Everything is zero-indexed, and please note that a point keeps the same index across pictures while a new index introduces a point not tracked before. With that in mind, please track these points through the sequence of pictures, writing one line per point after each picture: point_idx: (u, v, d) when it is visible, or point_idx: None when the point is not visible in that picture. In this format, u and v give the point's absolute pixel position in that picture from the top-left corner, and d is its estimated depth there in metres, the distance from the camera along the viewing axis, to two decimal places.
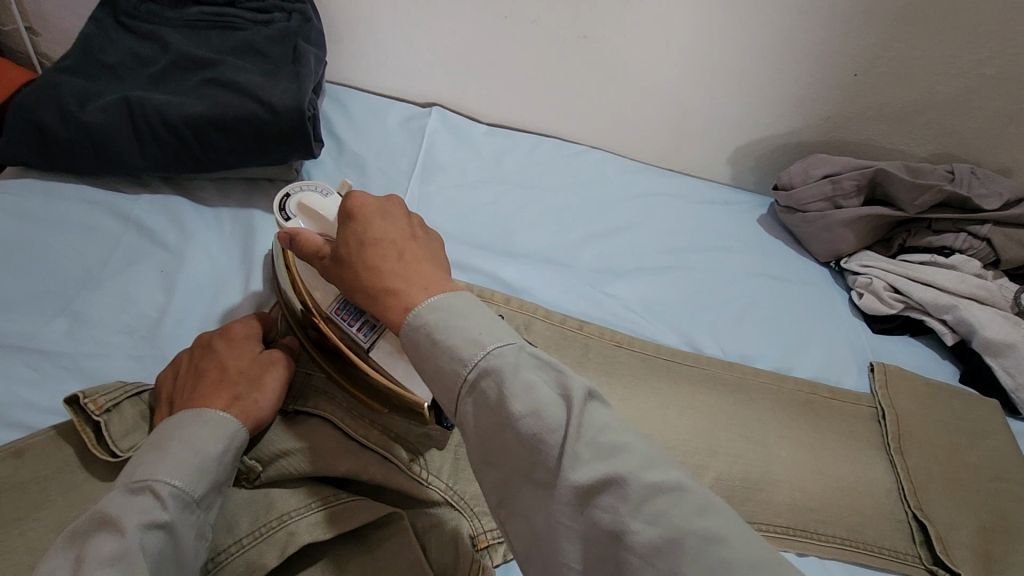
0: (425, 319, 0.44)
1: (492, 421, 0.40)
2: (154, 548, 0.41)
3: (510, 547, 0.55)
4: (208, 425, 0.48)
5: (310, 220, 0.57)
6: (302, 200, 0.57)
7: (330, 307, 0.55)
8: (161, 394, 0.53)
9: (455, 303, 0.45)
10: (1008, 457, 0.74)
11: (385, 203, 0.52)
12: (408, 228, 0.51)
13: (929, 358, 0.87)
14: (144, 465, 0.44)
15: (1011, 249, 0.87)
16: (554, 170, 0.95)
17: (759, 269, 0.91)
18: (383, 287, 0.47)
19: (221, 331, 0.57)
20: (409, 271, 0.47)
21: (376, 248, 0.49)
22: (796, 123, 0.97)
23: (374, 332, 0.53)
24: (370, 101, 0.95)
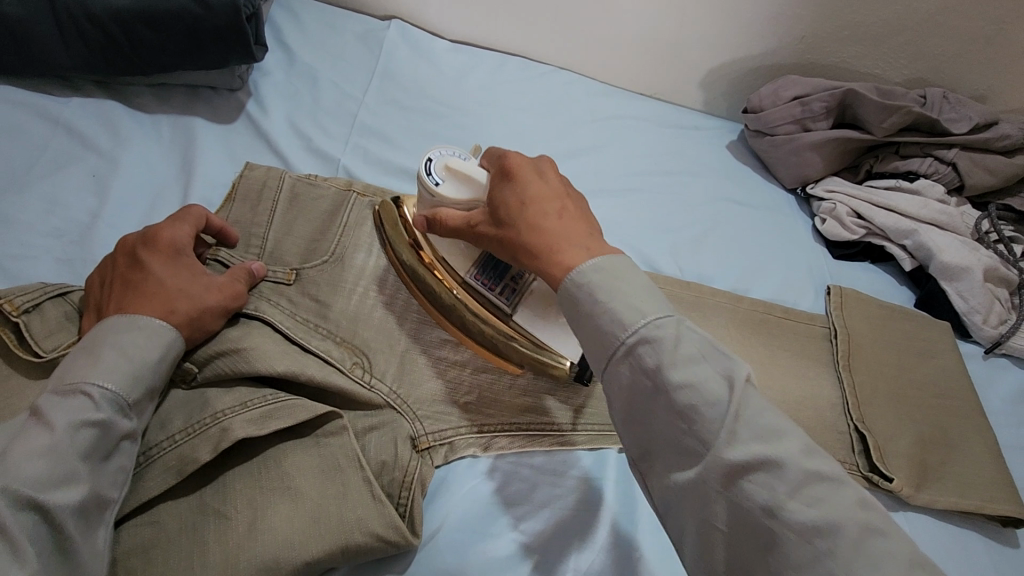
0: (589, 278, 0.44)
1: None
2: (88, 444, 0.41)
3: (451, 450, 0.55)
4: (141, 334, 0.46)
5: (456, 185, 0.54)
6: (448, 164, 0.55)
7: (467, 272, 0.56)
8: (90, 303, 0.51)
9: (619, 263, 0.45)
10: (952, 376, 0.75)
11: (523, 161, 0.52)
12: (563, 190, 0.51)
13: (887, 283, 0.88)
14: (74, 370, 0.44)
15: (976, 173, 0.87)
16: (518, 89, 0.92)
17: (723, 193, 0.90)
18: (541, 251, 0.47)
19: (144, 238, 0.52)
20: (562, 232, 0.48)
21: (537, 210, 0.49)
22: (771, 43, 0.93)
23: (516, 296, 0.55)
24: (325, 13, 0.90)
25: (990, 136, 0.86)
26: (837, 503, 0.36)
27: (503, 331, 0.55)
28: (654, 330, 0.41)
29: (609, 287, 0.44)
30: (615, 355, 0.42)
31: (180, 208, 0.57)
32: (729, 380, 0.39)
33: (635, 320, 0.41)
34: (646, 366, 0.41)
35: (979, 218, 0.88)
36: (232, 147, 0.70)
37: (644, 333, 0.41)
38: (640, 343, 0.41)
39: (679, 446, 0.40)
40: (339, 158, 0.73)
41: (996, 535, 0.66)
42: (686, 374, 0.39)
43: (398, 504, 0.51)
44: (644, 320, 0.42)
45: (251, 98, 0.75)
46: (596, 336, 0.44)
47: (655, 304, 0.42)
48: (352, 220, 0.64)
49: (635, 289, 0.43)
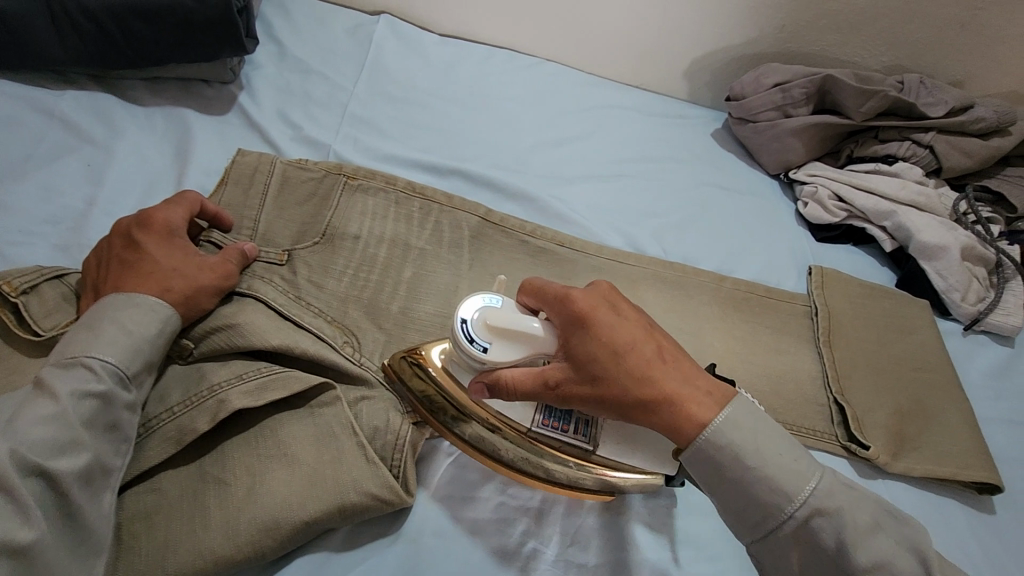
0: (729, 439, 0.44)
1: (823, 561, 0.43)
2: (90, 412, 0.43)
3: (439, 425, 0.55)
4: (139, 309, 0.49)
5: (503, 342, 0.49)
6: (489, 320, 0.50)
7: (534, 420, 0.51)
8: (88, 282, 0.53)
9: (745, 413, 0.45)
10: (930, 351, 0.77)
11: (596, 297, 0.48)
12: (643, 325, 0.49)
13: (868, 264, 0.90)
14: (75, 344, 0.46)
15: (952, 156, 0.90)
16: (505, 80, 0.94)
17: (707, 179, 0.92)
18: (658, 415, 0.45)
19: (139, 222, 0.55)
20: (677, 379, 0.46)
21: (635, 359, 0.46)
22: (752, 32, 0.96)
23: (593, 429, 0.51)
24: (315, 9, 0.92)
25: (965, 120, 0.89)
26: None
27: (522, 443, 0.52)
28: (824, 500, 0.42)
29: (744, 449, 0.44)
30: (780, 529, 0.43)
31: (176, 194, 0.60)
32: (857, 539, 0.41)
33: (802, 492, 0.42)
34: (820, 540, 0.42)
35: (957, 198, 0.90)
36: (225, 136, 0.72)
37: (814, 504, 0.42)
38: (812, 515, 0.42)
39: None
40: (329, 145, 0.75)
41: (973, 501, 0.68)
42: (873, 555, 0.41)
43: (391, 466, 0.52)
44: (802, 495, 0.42)
45: (242, 90, 0.77)
46: (744, 507, 0.44)
47: (797, 476, 0.43)
48: (344, 203, 0.67)
49: (766, 439, 0.44)
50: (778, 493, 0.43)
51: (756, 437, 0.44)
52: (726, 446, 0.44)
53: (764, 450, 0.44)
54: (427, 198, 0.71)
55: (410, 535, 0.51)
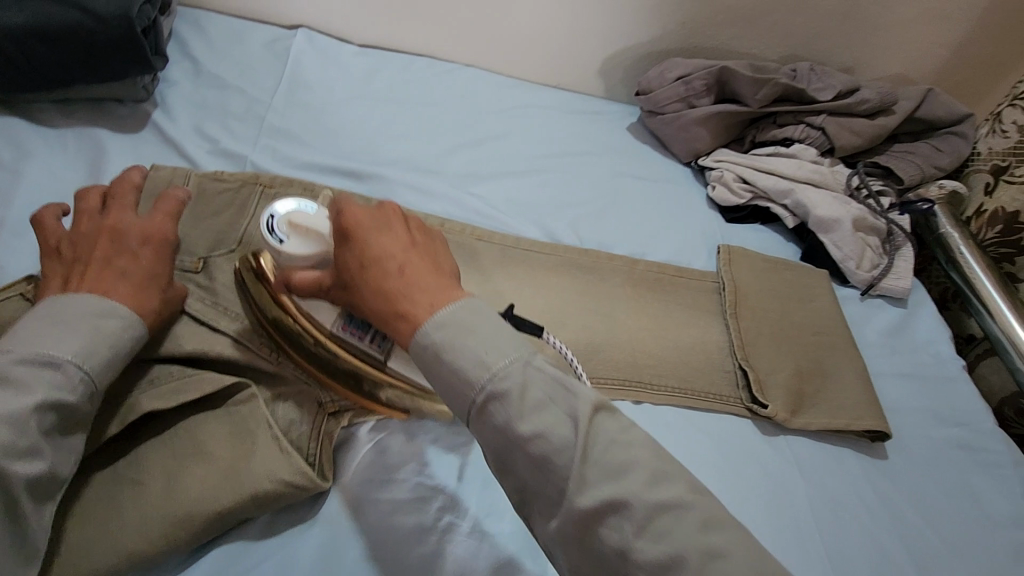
0: (433, 337, 0.44)
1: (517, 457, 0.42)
2: (51, 423, 0.44)
3: (356, 415, 0.58)
4: (123, 323, 0.50)
5: (299, 240, 0.54)
6: (291, 219, 0.54)
7: (334, 325, 0.55)
8: (55, 272, 0.53)
9: (462, 318, 0.45)
10: (828, 315, 0.84)
11: (362, 215, 0.50)
12: (408, 239, 0.50)
13: (775, 241, 0.96)
14: (51, 340, 0.46)
15: (843, 136, 0.97)
16: (424, 86, 0.97)
17: (622, 170, 0.98)
18: (396, 327, 0.47)
19: (134, 229, 0.56)
20: (405, 287, 0.47)
21: (379, 270, 0.48)
22: (655, 30, 1.01)
23: (388, 342, 0.54)
24: (230, 24, 0.93)
25: (852, 102, 0.97)
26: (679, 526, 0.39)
27: (396, 385, 0.56)
28: (500, 384, 0.42)
29: (456, 344, 0.44)
30: (472, 405, 0.43)
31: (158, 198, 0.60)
32: (574, 422, 0.42)
33: (480, 376, 0.42)
34: (495, 420, 0.42)
35: (850, 175, 0.98)
36: (140, 153, 0.73)
37: (491, 390, 0.42)
38: (490, 400, 0.42)
39: (541, 488, 0.42)
40: (246, 156, 0.77)
41: (866, 449, 0.74)
42: (535, 425, 0.41)
43: (309, 456, 0.55)
44: (498, 367, 0.43)
45: (157, 107, 0.78)
46: (449, 392, 0.44)
47: (500, 353, 0.43)
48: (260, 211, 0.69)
49: (481, 342, 0.44)
50: (466, 382, 0.43)
51: (485, 349, 0.43)
52: (433, 349, 0.44)
53: (476, 345, 0.44)
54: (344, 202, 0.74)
55: (328, 519, 0.53)
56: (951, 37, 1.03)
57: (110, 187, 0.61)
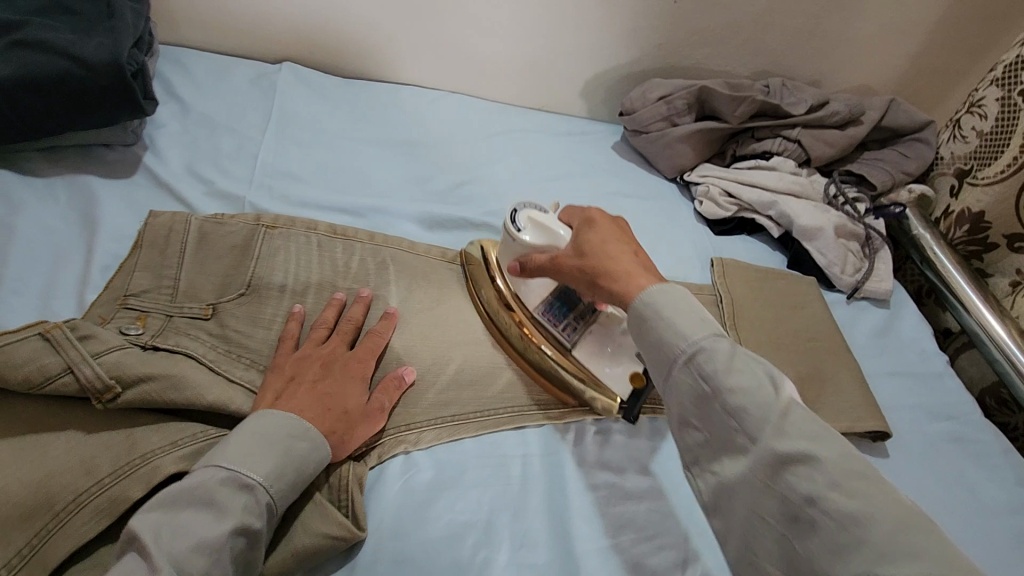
0: (654, 300, 0.53)
1: (695, 394, 0.49)
2: (237, 549, 0.46)
3: (382, 451, 0.60)
4: (309, 445, 0.53)
5: (536, 232, 0.67)
6: (531, 217, 0.67)
7: (537, 307, 0.70)
8: (273, 390, 0.57)
9: (674, 295, 0.53)
10: (821, 321, 0.87)
11: (596, 212, 0.64)
12: (633, 243, 0.62)
13: (762, 250, 1.00)
14: (251, 460, 0.50)
15: (817, 147, 1.01)
16: (411, 115, 0.98)
17: (613, 189, 1.00)
18: (608, 283, 0.58)
19: (344, 364, 0.61)
20: (633, 264, 0.58)
21: (614, 249, 0.60)
22: (635, 52, 1.05)
23: (575, 334, 0.69)
24: (214, 63, 0.92)
25: (823, 115, 1.01)
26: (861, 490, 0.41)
27: (529, 345, 0.69)
28: (707, 346, 0.49)
29: (668, 310, 0.52)
30: (677, 362, 0.50)
31: (361, 307, 0.67)
32: (773, 384, 0.47)
33: (689, 335, 0.50)
34: (704, 375, 0.48)
35: (827, 184, 1.02)
36: (134, 199, 0.72)
37: (695, 353, 0.49)
38: (698, 353, 0.49)
39: (723, 437, 0.47)
40: (243, 196, 0.76)
41: (868, 448, 0.78)
42: (735, 380, 0.47)
43: (339, 506, 0.55)
44: (696, 337, 0.50)
45: (147, 150, 0.77)
46: (656, 350, 0.52)
47: (698, 327, 0.51)
48: (264, 252, 0.68)
49: (687, 320, 0.51)
50: (675, 336, 0.51)
51: (682, 309, 0.52)
52: (648, 304, 0.53)
53: (687, 310, 0.52)
54: (349, 239, 0.75)
55: (365, 564, 0.53)
56: (908, 50, 1.09)
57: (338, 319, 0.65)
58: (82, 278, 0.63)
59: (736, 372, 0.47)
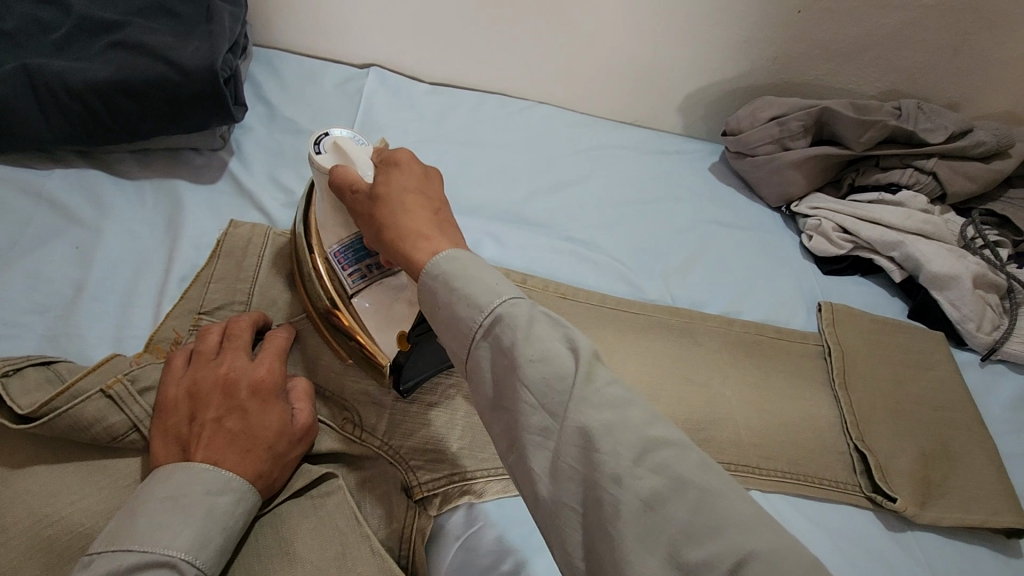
0: (442, 268, 0.45)
1: (502, 365, 0.42)
2: None
3: (443, 501, 0.55)
4: (234, 497, 0.45)
5: (338, 157, 0.54)
6: (339, 141, 0.54)
7: (330, 247, 0.55)
8: (174, 436, 0.47)
9: (461, 262, 0.45)
10: (950, 386, 0.75)
11: (406, 155, 0.51)
12: (433, 192, 0.51)
13: (878, 296, 0.88)
14: (165, 531, 0.41)
15: (956, 181, 0.88)
16: (496, 127, 0.93)
17: (710, 217, 0.91)
18: (394, 239, 0.48)
19: (250, 378, 0.50)
20: (417, 225, 0.48)
21: (392, 210, 0.48)
22: (744, 66, 0.95)
23: (364, 281, 0.54)
24: (303, 66, 0.91)
25: (966, 145, 0.88)
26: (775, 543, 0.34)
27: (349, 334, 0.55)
28: (508, 309, 0.42)
29: (462, 272, 0.44)
30: (473, 337, 0.43)
31: (224, 325, 0.55)
32: (572, 349, 0.41)
33: (491, 301, 0.43)
34: (502, 343, 0.41)
35: (964, 224, 0.89)
36: (217, 206, 0.71)
37: (493, 318, 0.42)
38: (495, 323, 0.42)
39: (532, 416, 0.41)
40: None
41: (1004, 548, 0.65)
42: (538, 348, 0.40)
43: (399, 556, 0.53)
44: (494, 306, 0.43)
45: (233, 155, 0.76)
46: (450, 323, 0.44)
47: (492, 290, 0.43)
48: None
49: (484, 280, 0.44)
50: (475, 308, 0.43)
51: (472, 283, 0.44)
52: (439, 271, 0.45)
53: (474, 285, 0.43)
54: None
55: None
56: None
57: (233, 330, 0.54)
58: (159, 287, 0.62)
59: (538, 341, 0.41)
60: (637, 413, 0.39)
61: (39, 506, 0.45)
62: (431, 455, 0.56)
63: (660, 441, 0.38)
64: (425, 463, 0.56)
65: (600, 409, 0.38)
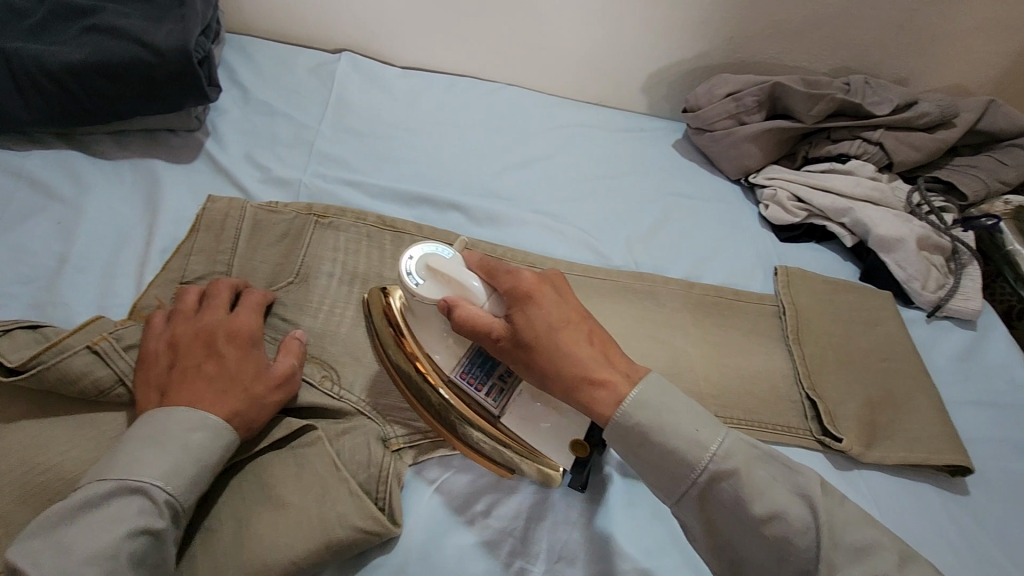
0: (638, 418, 0.48)
1: (729, 515, 0.46)
2: (137, 555, 0.42)
3: (419, 451, 0.58)
4: (209, 434, 0.48)
5: (436, 283, 0.56)
6: (431, 262, 0.57)
7: (454, 372, 0.56)
8: (158, 385, 0.51)
9: (654, 393, 0.49)
10: (897, 339, 0.80)
11: (525, 277, 0.55)
12: (567, 306, 0.55)
13: (832, 260, 0.93)
14: (140, 463, 0.44)
15: (902, 151, 0.94)
16: (466, 107, 0.96)
17: (673, 190, 0.95)
18: (572, 383, 0.51)
19: (227, 331, 0.55)
20: (574, 355, 0.52)
21: (572, 352, 0.52)
22: (704, 46, 0.99)
23: (504, 397, 0.56)
24: (277, 51, 0.94)
25: (911, 116, 0.93)
26: (883, 573, 0.42)
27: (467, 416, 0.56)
28: (722, 462, 0.46)
29: (660, 423, 0.48)
30: (694, 483, 0.47)
31: (204, 289, 0.59)
32: (806, 498, 0.46)
33: (701, 457, 0.47)
34: (722, 498, 0.46)
35: (910, 191, 0.94)
36: (194, 184, 0.73)
37: (713, 468, 0.46)
38: (714, 478, 0.46)
39: (765, 560, 0.46)
40: (297, 184, 0.77)
41: (946, 484, 0.70)
42: (767, 504, 0.45)
43: (377, 499, 0.54)
44: (713, 446, 0.47)
45: (209, 136, 0.79)
46: (662, 472, 0.48)
47: (710, 432, 0.48)
48: (315, 241, 0.69)
49: (686, 418, 0.48)
50: (685, 461, 0.47)
51: (665, 415, 0.48)
52: (636, 422, 0.48)
53: (669, 415, 0.48)
54: (397, 230, 0.74)
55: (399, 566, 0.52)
56: (1012, 46, 0.99)
57: (212, 292, 0.58)
58: (140, 258, 0.65)
59: (734, 468, 0.46)
60: (856, 520, 0.45)
61: (29, 454, 0.47)
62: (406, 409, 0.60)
63: (873, 550, 0.43)
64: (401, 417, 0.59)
65: (848, 554, 0.43)
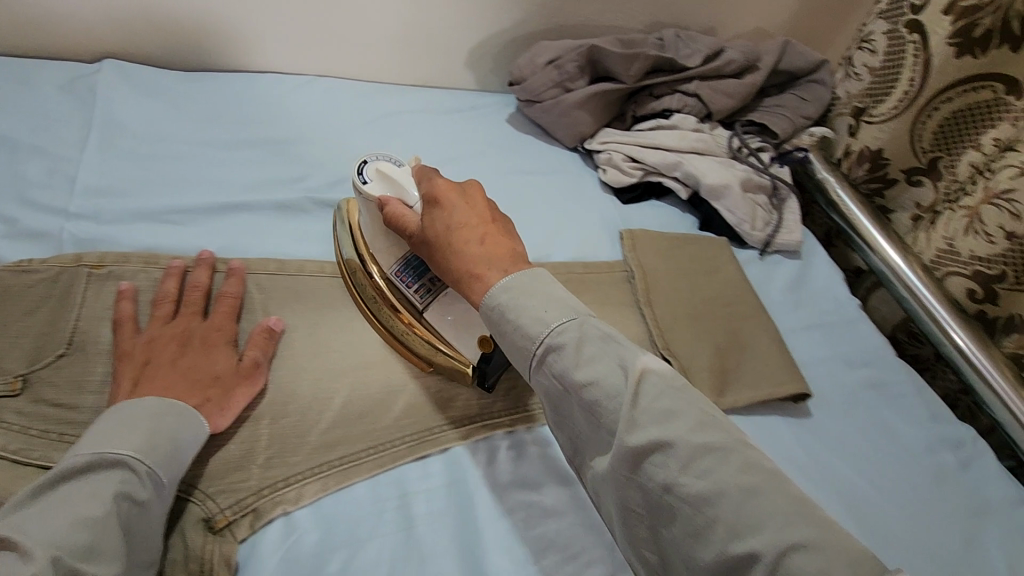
0: (499, 299, 0.52)
1: (557, 388, 0.49)
2: (122, 522, 0.43)
3: (255, 517, 0.51)
4: (178, 416, 0.50)
5: (382, 184, 0.60)
6: (380, 168, 0.60)
7: (391, 267, 0.62)
8: (126, 379, 0.52)
9: (522, 283, 0.52)
10: (735, 283, 0.84)
11: (449, 184, 0.57)
12: (483, 214, 0.57)
13: (672, 215, 0.95)
14: (116, 438, 0.46)
15: (717, 99, 0.97)
16: (270, 108, 0.86)
17: (511, 168, 0.92)
18: (458, 275, 0.55)
19: (202, 333, 0.57)
20: (470, 253, 0.54)
21: (462, 249, 0.54)
22: (518, 14, 0.95)
23: (430, 294, 0.61)
24: (12, 69, 0.77)
25: (719, 65, 0.97)
26: (718, 469, 0.42)
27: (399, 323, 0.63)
28: (558, 338, 0.49)
29: (518, 304, 0.51)
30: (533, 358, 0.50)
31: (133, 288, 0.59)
32: (624, 369, 0.47)
33: (537, 327, 0.50)
34: (556, 370, 0.49)
35: (730, 137, 0.99)
36: None
37: (550, 342, 0.49)
38: (549, 352, 0.49)
39: (591, 434, 0.48)
40: (59, 232, 0.63)
41: (792, 411, 0.76)
42: (589, 373, 0.47)
43: None
44: (558, 327, 0.50)
45: None
46: (515, 350, 0.52)
47: (559, 313, 0.50)
48: (88, 299, 0.58)
49: (541, 303, 0.51)
50: (528, 337, 0.50)
51: (528, 295, 0.51)
52: (495, 303, 0.52)
53: (523, 296, 0.51)
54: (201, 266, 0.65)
55: None
56: None
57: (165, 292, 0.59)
58: None
59: (586, 360, 0.48)
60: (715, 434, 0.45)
61: None
62: (233, 477, 0.52)
63: (710, 447, 0.43)
64: (227, 486, 0.52)
65: (649, 426, 0.45)
